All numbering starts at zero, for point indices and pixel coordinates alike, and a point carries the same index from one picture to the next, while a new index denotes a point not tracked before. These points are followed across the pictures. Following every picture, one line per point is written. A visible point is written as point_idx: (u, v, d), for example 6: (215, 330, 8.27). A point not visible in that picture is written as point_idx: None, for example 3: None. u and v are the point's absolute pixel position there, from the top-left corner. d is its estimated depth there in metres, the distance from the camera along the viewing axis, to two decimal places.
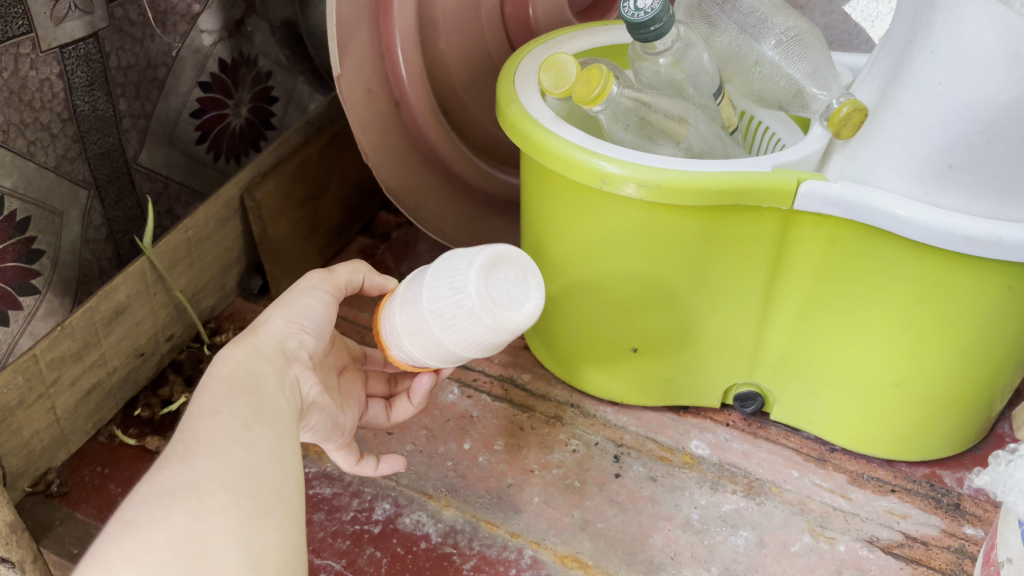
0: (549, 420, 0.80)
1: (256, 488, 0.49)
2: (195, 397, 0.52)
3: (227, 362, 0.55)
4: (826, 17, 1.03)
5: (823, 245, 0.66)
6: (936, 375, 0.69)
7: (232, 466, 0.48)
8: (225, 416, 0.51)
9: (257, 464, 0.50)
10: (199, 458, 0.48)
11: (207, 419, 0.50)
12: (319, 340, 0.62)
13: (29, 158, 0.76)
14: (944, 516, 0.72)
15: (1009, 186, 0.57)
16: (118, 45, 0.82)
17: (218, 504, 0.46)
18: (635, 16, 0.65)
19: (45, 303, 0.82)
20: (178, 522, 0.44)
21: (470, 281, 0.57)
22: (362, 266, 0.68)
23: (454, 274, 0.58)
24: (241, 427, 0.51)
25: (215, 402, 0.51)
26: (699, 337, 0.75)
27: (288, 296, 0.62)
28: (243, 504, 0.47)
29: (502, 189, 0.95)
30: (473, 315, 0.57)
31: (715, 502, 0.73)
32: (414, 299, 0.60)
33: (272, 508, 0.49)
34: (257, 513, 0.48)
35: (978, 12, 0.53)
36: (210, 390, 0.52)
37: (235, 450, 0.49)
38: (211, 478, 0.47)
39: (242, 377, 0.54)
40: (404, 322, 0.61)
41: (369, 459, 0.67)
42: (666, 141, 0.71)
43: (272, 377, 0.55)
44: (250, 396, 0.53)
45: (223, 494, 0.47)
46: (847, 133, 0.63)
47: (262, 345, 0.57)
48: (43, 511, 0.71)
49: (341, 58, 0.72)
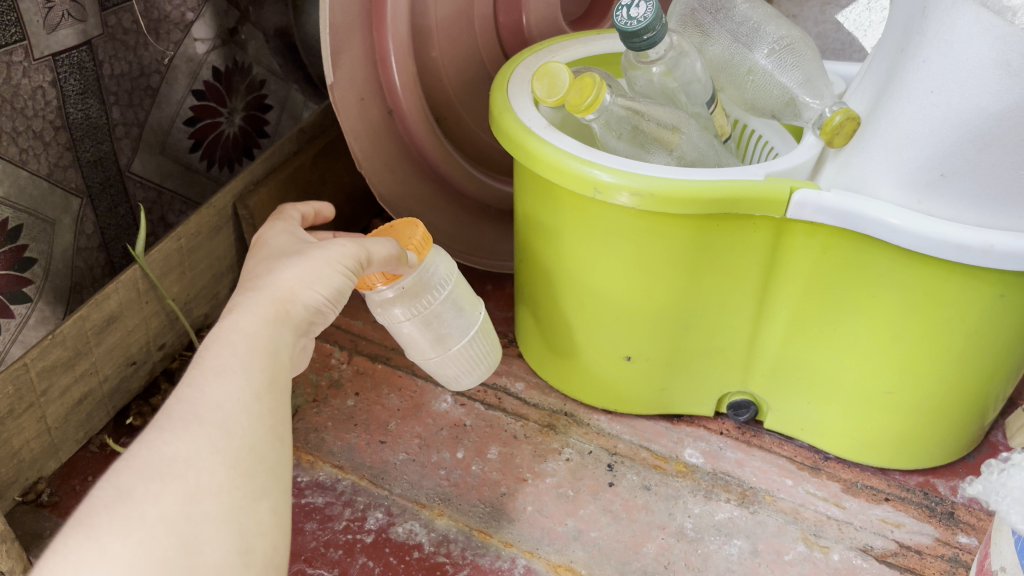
0: (543, 429, 0.80)
1: (255, 469, 0.48)
2: (211, 350, 0.51)
3: (254, 320, 0.54)
4: (818, 26, 1.04)
5: (815, 254, 0.66)
6: (927, 385, 0.69)
7: (235, 442, 0.47)
8: (238, 380, 0.50)
9: (259, 442, 0.49)
10: (203, 427, 0.47)
11: (220, 378, 0.50)
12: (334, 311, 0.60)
13: (22, 165, 0.76)
14: (938, 524, 0.72)
15: (1001, 195, 0.58)
16: (111, 53, 0.81)
17: (215, 484, 0.45)
18: (628, 24, 0.65)
19: (37, 311, 0.81)
20: (174, 498, 0.44)
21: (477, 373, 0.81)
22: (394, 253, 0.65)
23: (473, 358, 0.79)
24: (252, 397, 0.50)
25: (231, 362, 0.51)
26: (692, 345, 0.75)
27: (322, 261, 0.59)
28: (240, 485, 0.46)
29: (496, 197, 0.95)
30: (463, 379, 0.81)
31: (708, 511, 0.73)
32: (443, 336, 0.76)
33: (268, 490, 0.48)
34: (253, 496, 0.47)
35: (968, 21, 0.53)
36: (228, 344, 0.52)
37: (241, 422, 0.48)
38: (212, 452, 0.46)
39: (264, 344, 0.53)
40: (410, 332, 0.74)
41: None
42: (660, 150, 0.71)
43: (289, 348, 0.55)
44: (266, 363, 0.52)
45: (221, 473, 0.46)
46: (840, 142, 0.63)
47: (291, 315, 0.56)
48: (32, 521, 0.70)
49: (334, 66, 0.72)
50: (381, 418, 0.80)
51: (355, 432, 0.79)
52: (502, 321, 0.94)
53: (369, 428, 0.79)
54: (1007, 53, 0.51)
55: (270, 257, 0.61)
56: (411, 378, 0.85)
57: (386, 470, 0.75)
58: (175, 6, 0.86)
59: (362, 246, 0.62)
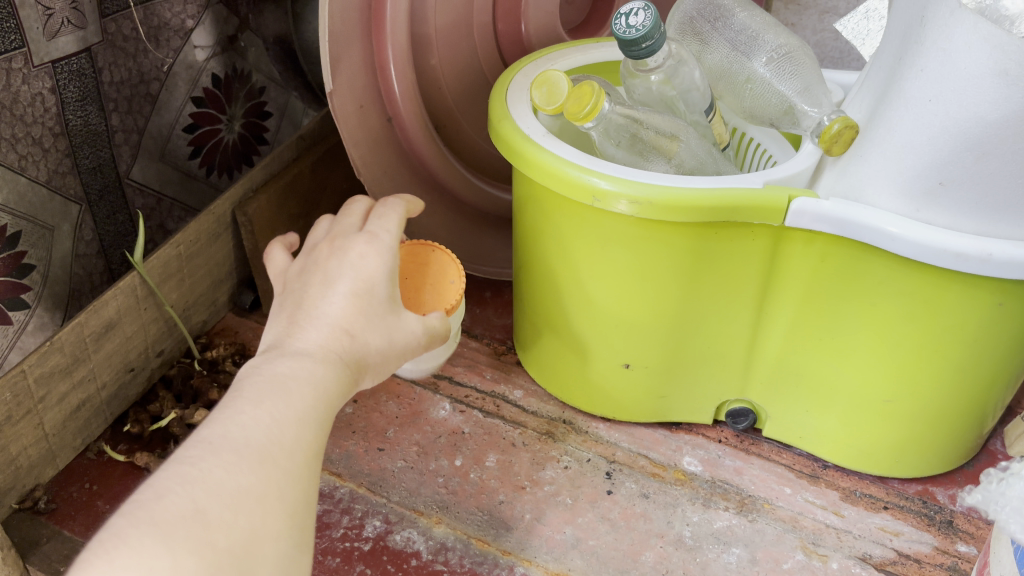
0: (542, 436, 0.80)
1: (303, 522, 0.49)
2: (288, 388, 0.51)
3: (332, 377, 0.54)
4: (817, 35, 1.04)
5: (814, 262, 0.66)
6: (925, 394, 0.69)
7: (296, 493, 0.48)
8: (308, 432, 0.50)
9: (309, 496, 0.49)
10: (274, 468, 0.47)
11: (295, 425, 0.50)
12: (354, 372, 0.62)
13: (20, 172, 0.76)
14: (937, 533, 0.72)
15: (999, 204, 0.58)
16: (111, 60, 0.82)
17: (275, 529, 0.46)
18: (626, 33, 0.65)
19: (34, 318, 0.81)
20: (241, 534, 0.44)
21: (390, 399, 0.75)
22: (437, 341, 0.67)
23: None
24: (311, 452, 0.50)
25: (304, 412, 0.51)
26: (691, 353, 0.75)
27: (397, 340, 0.61)
28: (293, 536, 0.47)
29: (495, 205, 0.95)
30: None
31: (707, 519, 0.72)
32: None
33: (306, 546, 0.49)
34: (298, 549, 0.48)
35: (966, 30, 0.53)
36: (302, 392, 0.52)
37: (302, 474, 0.49)
38: (277, 495, 0.47)
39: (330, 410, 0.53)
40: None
41: None
42: (658, 158, 0.71)
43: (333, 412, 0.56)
44: (327, 426, 0.53)
45: (282, 518, 0.46)
46: (838, 150, 0.63)
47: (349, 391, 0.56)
48: (29, 527, 0.70)
49: (334, 74, 0.72)
50: (379, 425, 0.80)
51: (353, 439, 0.79)
52: (501, 328, 0.94)
53: (367, 435, 0.79)
54: (1005, 62, 0.52)
55: (362, 301, 0.58)
56: (409, 386, 0.85)
57: (383, 478, 0.75)
58: (175, 13, 0.87)
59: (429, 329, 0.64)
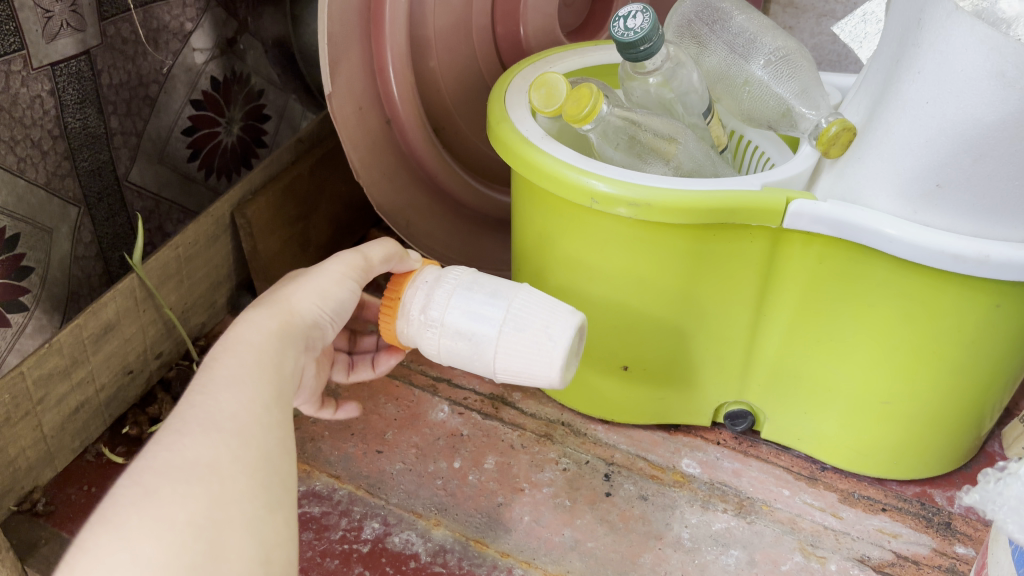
0: (540, 439, 0.80)
1: (270, 480, 0.49)
2: (217, 360, 0.53)
3: (255, 328, 0.55)
4: (814, 38, 1.04)
5: (811, 264, 0.66)
6: (923, 396, 0.69)
7: (251, 451, 0.48)
8: (248, 391, 0.51)
9: (272, 452, 0.50)
10: (221, 435, 0.48)
11: (230, 388, 0.51)
12: (334, 328, 0.61)
13: (19, 174, 0.76)
14: (935, 534, 0.72)
15: (997, 205, 0.58)
16: (110, 62, 0.82)
17: (236, 492, 0.46)
18: (624, 35, 0.65)
19: (33, 320, 0.81)
20: (198, 503, 0.45)
21: (554, 371, 0.61)
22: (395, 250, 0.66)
23: (525, 352, 0.62)
24: (261, 407, 0.51)
25: (239, 374, 0.52)
26: (689, 356, 0.75)
27: (323, 273, 0.61)
28: (259, 494, 0.47)
29: (494, 208, 0.95)
30: (544, 377, 0.62)
31: (705, 521, 0.73)
32: (480, 314, 0.62)
33: (282, 502, 0.49)
34: (270, 507, 0.48)
35: (963, 33, 0.53)
36: (232, 359, 0.53)
37: (272, 448, 0.50)
38: (231, 460, 0.47)
39: (265, 350, 0.54)
40: (449, 344, 0.63)
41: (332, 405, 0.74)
42: (655, 160, 0.71)
43: (292, 364, 0.55)
44: (268, 370, 0.53)
45: (242, 480, 0.47)
46: (835, 152, 0.63)
47: (289, 322, 0.57)
48: (27, 531, 0.70)
49: (333, 76, 0.72)
50: (377, 428, 0.80)
51: (352, 442, 0.79)
52: None
53: (366, 438, 0.79)
54: (1002, 64, 0.52)
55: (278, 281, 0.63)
56: (408, 388, 0.85)
57: (382, 480, 0.75)
58: (174, 16, 0.87)
59: (363, 251, 0.63)
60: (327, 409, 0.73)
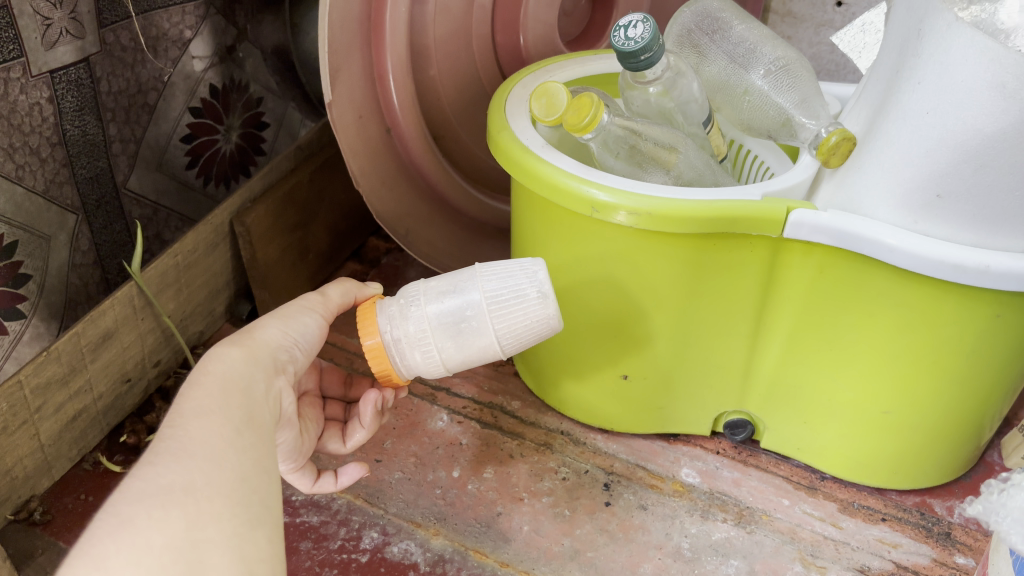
0: (539, 448, 0.80)
1: (249, 499, 0.47)
2: (186, 393, 0.51)
3: (222, 361, 0.54)
4: (813, 47, 1.05)
5: (812, 273, 0.66)
6: (924, 405, 0.69)
7: (225, 473, 0.47)
8: (218, 418, 0.50)
9: (249, 473, 0.48)
10: (194, 460, 0.46)
11: (200, 417, 0.49)
12: (304, 357, 0.61)
13: (18, 182, 0.76)
14: (935, 544, 0.72)
15: (997, 216, 0.58)
16: (109, 70, 0.82)
17: (216, 512, 0.45)
18: (624, 45, 0.65)
19: (31, 328, 0.81)
20: (176, 527, 0.43)
21: (548, 297, 0.63)
22: (352, 287, 0.68)
23: (516, 286, 0.63)
24: (233, 432, 0.49)
25: (208, 403, 0.50)
26: (689, 365, 0.75)
27: (285, 307, 0.62)
28: (239, 513, 0.46)
29: (493, 216, 0.95)
30: (535, 304, 0.63)
31: (705, 531, 0.72)
32: (455, 280, 0.64)
33: (263, 520, 0.47)
34: (251, 524, 0.46)
35: (963, 44, 0.53)
36: (202, 387, 0.51)
37: (251, 471, 0.48)
38: (206, 483, 0.46)
39: (234, 382, 0.53)
40: (434, 314, 0.63)
41: (329, 475, 0.67)
42: (656, 169, 0.71)
43: (263, 387, 0.55)
44: (240, 405, 0.51)
45: (220, 501, 0.45)
46: (835, 162, 0.64)
47: (258, 351, 0.57)
48: (25, 539, 0.70)
49: (333, 84, 0.72)
50: (376, 437, 0.80)
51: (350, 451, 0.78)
52: None
53: (364, 446, 0.79)
54: (1002, 75, 0.52)
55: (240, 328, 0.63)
56: (407, 397, 0.84)
57: (381, 489, 0.75)
58: (173, 23, 0.87)
59: (321, 291, 0.65)
60: (324, 479, 0.66)
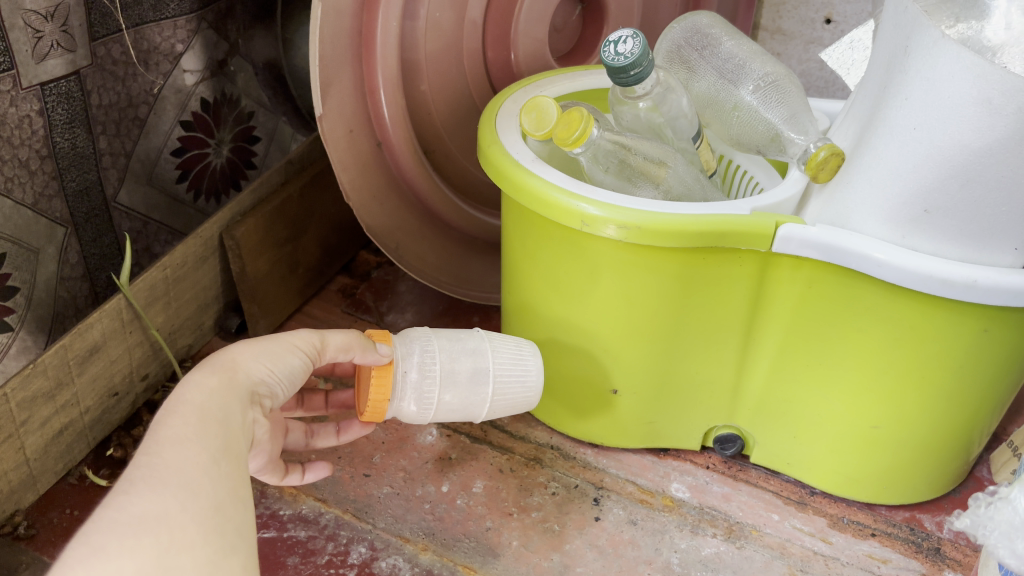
0: (529, 462, 0.80)
1: (222, 528, 0.47)
2: (164, 419, 0.50)
3: (203, 390, 0.53)
4: (802, 64, 1.06)
5: (801, 287, 0.66)
6: (913, 421, 0.69)
7: (200, 501, 0.47)
8: (194, 446, 0.49)
9: (223, 503, 0.48)
10: (169, 488, 0.46)
11: (176, 445, 0.49)
12: (283, 395, 0.61)
13: (6, 194, 0.75)
14: (924, 560, 0.72)
15: (984, 231, 0.58)
16: (100, 83, 0.82)
17: (188, 539, 0.45)
18: (614, 60, 0.65)
19: (17, 341, 0.80)
20: (148, 553, 0.43)
21: (534, 401, 0.73)
22: (358, 344, 0.64)
23: (518, 396, 0.71)
24: (209, 460, 0.49)
25: (185, 432, 0.50)
26: (679, 379, 0.75)
27: (279, 341, 0.61)
28: (212, 540, 0.46)
29: (483, 229, 0.95)
30: (522, 408, 0.72)
31: (694, 546, 0.72)
32: (469, 382, 0.68)
33: (236, 547, 0.48)
34: (223, 552, 0.47)
35: (949, 60, 0.54)
36: (180, 415, 0.51)
37: (228, 501, 0.48)
38: (180, 510, 0.46)
39: (212, 412, 0.52)
40: (447, 402, 0.68)
41: (296, 470, 0.68)
42: (646, 184, 0.72)
43: (240, 418, 0.54)
44: (218, 438, 0.51)
45: (194, 529, 0.45)
46: (823, 177, 0.64)
47: (238, 384, 0.56)
48: (7, 554, 0.69)
49: (323, 98, 0.73)
50: (365, 451, 0.79)
51: (339, 465, 0.78)
52: None
53: (353, 461, 0.78)
54: (988, 91, 0.52)
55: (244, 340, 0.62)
56: None
57: (369, 504, 0.74)
58: (165, 37, 0.87)
59: (321, 336, 0.63)
60: (292, 474, 0.68)
